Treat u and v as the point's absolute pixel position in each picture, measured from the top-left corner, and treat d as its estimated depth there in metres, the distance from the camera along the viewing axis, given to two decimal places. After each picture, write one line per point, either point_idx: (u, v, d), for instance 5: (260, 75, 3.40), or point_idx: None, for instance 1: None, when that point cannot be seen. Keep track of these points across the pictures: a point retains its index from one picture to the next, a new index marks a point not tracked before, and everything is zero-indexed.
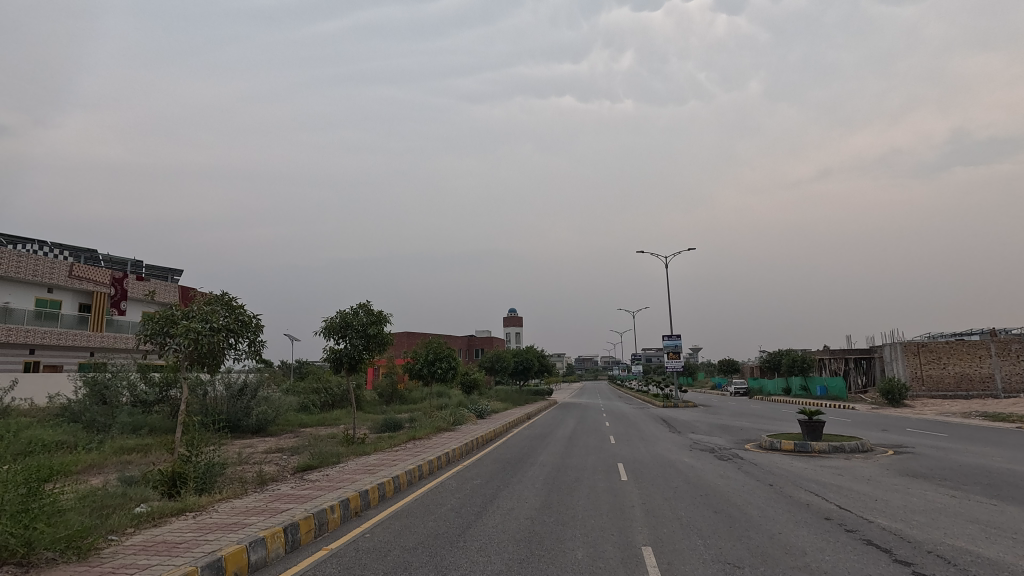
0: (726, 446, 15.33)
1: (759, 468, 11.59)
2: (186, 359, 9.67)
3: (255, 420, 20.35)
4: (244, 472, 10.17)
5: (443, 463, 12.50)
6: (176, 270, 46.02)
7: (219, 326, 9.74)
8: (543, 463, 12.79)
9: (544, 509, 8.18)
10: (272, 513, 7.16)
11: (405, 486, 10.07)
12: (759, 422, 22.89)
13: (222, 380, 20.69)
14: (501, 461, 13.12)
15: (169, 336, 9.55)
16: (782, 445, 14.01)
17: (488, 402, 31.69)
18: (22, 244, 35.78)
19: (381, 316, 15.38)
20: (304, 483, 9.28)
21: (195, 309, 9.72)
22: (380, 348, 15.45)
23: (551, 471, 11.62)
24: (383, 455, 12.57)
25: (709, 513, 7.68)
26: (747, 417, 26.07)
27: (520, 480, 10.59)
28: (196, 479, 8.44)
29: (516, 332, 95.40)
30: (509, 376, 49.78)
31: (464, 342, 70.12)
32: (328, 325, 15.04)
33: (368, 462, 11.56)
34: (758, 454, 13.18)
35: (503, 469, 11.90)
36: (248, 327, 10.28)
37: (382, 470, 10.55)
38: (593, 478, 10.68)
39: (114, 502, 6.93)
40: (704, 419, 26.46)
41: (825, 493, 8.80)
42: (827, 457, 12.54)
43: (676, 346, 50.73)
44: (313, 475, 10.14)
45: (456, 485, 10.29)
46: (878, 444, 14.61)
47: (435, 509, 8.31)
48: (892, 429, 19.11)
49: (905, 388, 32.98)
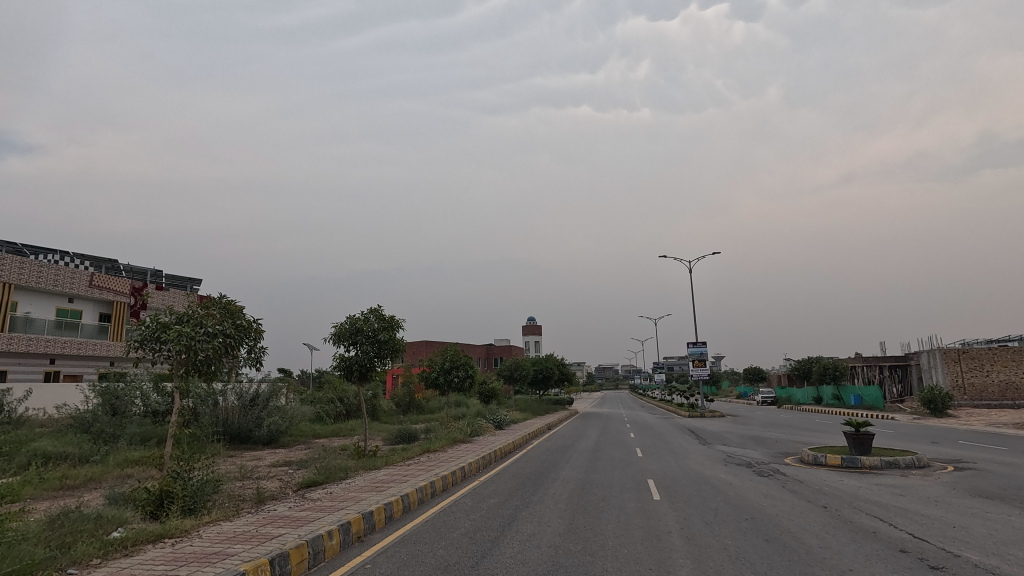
0: (764, 460, 14.13)
1: (806, 485, 10.46)
2: (179, 368, 8.89)
3: (266, 432, 19.73)
4: (242, 490, 9.40)
5: (458, 479, 11.63)
6: (195, 278, 46.04)
7: (216, 332, 8.98)
8: (566, 479, 11.82)
9: (569, 536, 7.22)
10: (261, 540, 6.30)
11: (415, 505, 9.21)
12: (794, 433, 21.58)
13: (235, 390, 20.13)
14: (520, 476, 12.20)
15: (161, 342, 8.73)
16: (827, 460, 12.81)
17: (507, 412, 30.74)
18: (44, 254, 36.00)
19: (393, 321, 14.62)
20: (304, 502, 8.47)
21: (190, 313, 8.97)
22: (392, 355, 14.65)
23: (575, 488, 10.66)
24: (393, 470, 11.76)
25: (761, 542, 6.65)
26: (780, 428, 24.69)
27: (541, 499, 9.66)
28: (186, 499, 7.71)
29: (535, 341, 94.42)
30: (529, 385, 48.74)
31: (483, 350, 69.36)
32: (338, 331, 14.31)
33: (377, 478, 10.73)
34: (802, 470, 12.01)
35: (523, 486, 10.98)
36: (246, 332, 9.55)
37: (390, 488, 9.68)
38: (621, 497, 9.68)
39: (87, 526, 6.19)
40: (734, 430, 25.15)
41: (892, 519, 7.68)
42: (881, 474, 11.31)
43: (701, 353, 49.14)
44: (316, 493, 9.34)
45: (471, 505, 9.38)
46: (934, 459, 13.29)
47: (447, 534, 7.44)
48: (944, 441, 17.69)
49: (949, 397, 31.16)
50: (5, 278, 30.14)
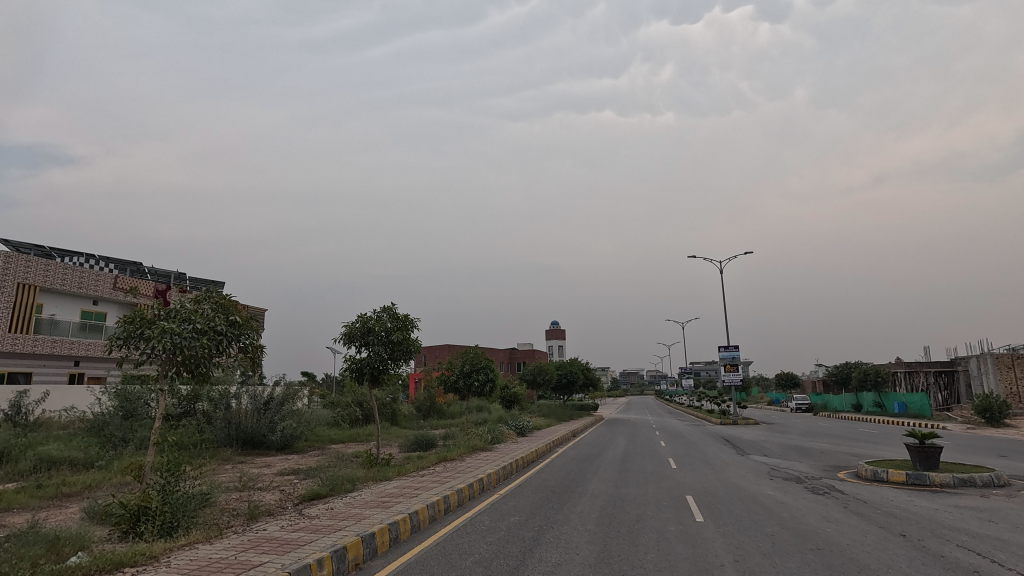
0: (814, 474, 12.78)
1: (870, 506, 9.15)
2: (167, 368, 8.07)
3: (279, 437, 19.01)
4: (237, 504, 8.56)
5: (476, 492, 10.58)
6: (219, 281, 45.94)
7: (205, 328, 8.13)
8: (594, 494, 10.67)
9: (601, 568, 6.09)
10: (236, 572, 5.32)
11: (426, 525, 8.21)
12: (841, 443, 20.00)
13: (248, 393, 19.47)
14: (543, 489, 11.11)
15: (144, 340, 7.87)
16: (889, 476, 11.41)
17: (531, 418, 29.53)
18: (70, 257, 36.28)
19: (407, 321, 13.69)
20: (299, 521, 7.51)
21: (178, 307, 8.12)
22: (405, 356, 13.72)
23: (605, 505, 9.52)
24: (405, 482, 10.78)
25: None
26: (824, 437, 23.12)
27: (568, 519, 8.54)
28: (166, 515, 6.85)
29: (559, 345, 93.11)
30: (553, 390, 47.36)
31: (506, 354, 68.25)
32: (348, 331, 13.41)
33: (386, 492, 9.71)
34: (863, 488, 10.64)
35: (547, 501, 9.90)
36: (241, 329, 8.71)
37: (397, 503, 8.64)
38: (659, 518, 8.50)
39: (38, 552, 5.33)
40: (773, 439, 23.61)
41: (991, 554, 6.37)
42: (956, 494, 9.91)
43: (733, 358, 47.19)
44: (316, 508, 8.40)
45: (488, 524, 8.32)
46: (1012, 476, 11.77)
47: (458, 563, 6.37)
48: (1013, 455, 15.98)
49: (1007, 405, 28.87)
50: (30, 279, 30.27)
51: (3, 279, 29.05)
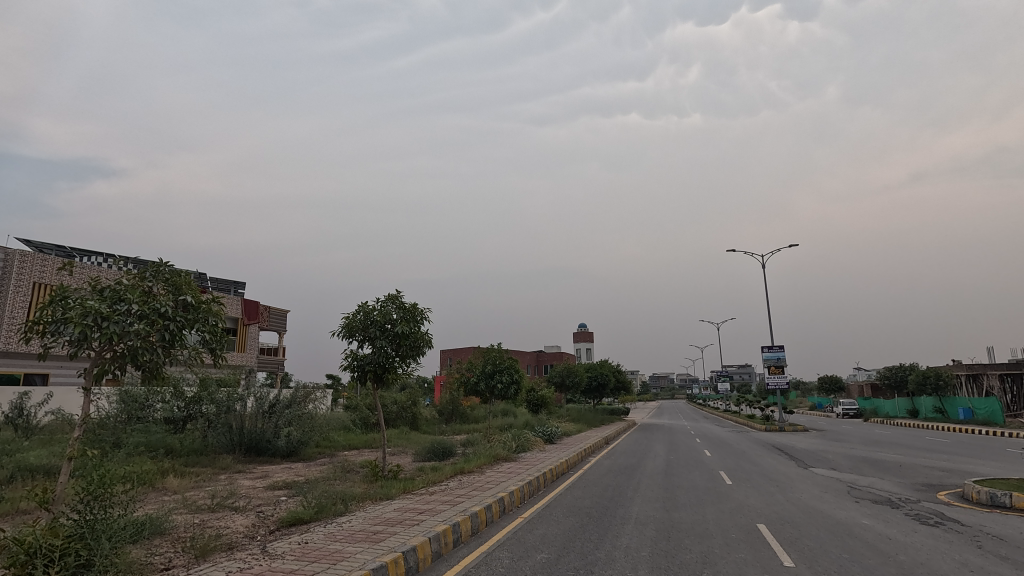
0: (908, 495, 10.47)
1: (1011, 545, 6.95)
2: (101, 363, 6.40)
3: (285, 443, 17.44)
4: (191, 535, 6.75)
5: (493, 516, 8.64)
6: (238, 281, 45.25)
7: (146, 312, 6.38)
8: (641, 520, 8.59)
9: None
10: None
11: (425, 565, 6.28)
12: (918, 455, 17.47)
13: (254, 396, 17.98)
14: (577, 513, 9.08)
15: (63, 325, 6.17)
16: (1013, 502, 9.10)
17: (560, 423, 27.49)
18: (89, 257, 35.84)
19: (416, 311, 11.86)
20: (254, 564, 5.64)
21: (112, 285, 6.42)
22: (413, 353, 11.90)
23: (658, 539, 7.45)
24: (408, 502, 8.88)
25: None
26: (890, 447, 20.52)
27: (613, 560, 6.51)
28: (71, 557, 5.07)
29: (587, 348, 90.73)
30: (582, 392, 45.13)
31: (532, 357, 66.51)
32: (346, 324, 11.66)
33: (382, 516, 7.83)
34: (987, 518, 8.36)
35: (583, 530, 7.90)
36: (198, 313, 6.90)
37: (389, 536, 6.71)
38: (732, 561, 6.44)
39: None
40: (831, 449, 21.09)
41: None
42: None
43: (778, 359, 44.08)
44: (287, 540, 6.55)
45: (507, 565, 6.35)
46: None
47: None
48: None
49: None
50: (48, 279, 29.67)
51: (18, 278, 28.39)
